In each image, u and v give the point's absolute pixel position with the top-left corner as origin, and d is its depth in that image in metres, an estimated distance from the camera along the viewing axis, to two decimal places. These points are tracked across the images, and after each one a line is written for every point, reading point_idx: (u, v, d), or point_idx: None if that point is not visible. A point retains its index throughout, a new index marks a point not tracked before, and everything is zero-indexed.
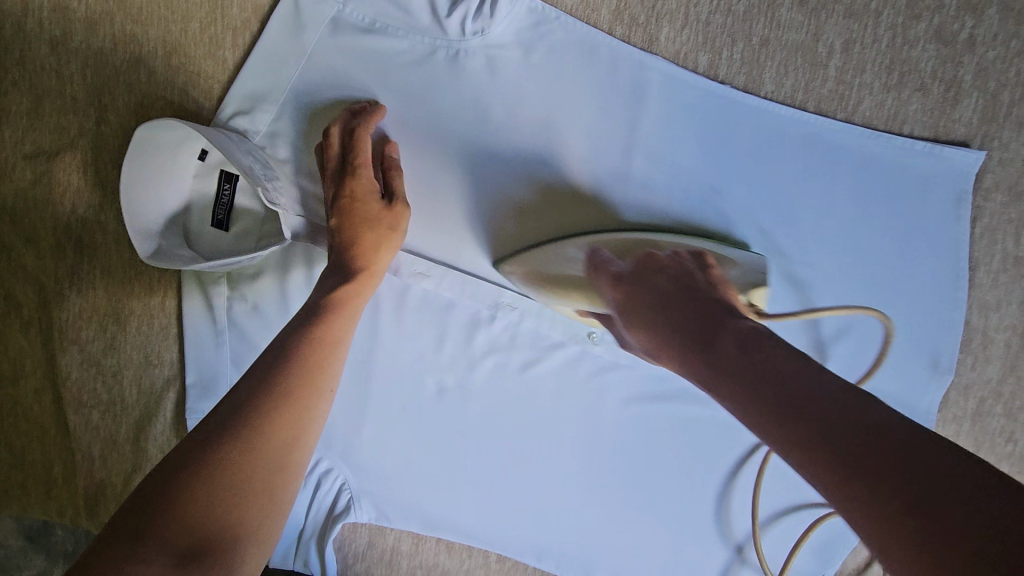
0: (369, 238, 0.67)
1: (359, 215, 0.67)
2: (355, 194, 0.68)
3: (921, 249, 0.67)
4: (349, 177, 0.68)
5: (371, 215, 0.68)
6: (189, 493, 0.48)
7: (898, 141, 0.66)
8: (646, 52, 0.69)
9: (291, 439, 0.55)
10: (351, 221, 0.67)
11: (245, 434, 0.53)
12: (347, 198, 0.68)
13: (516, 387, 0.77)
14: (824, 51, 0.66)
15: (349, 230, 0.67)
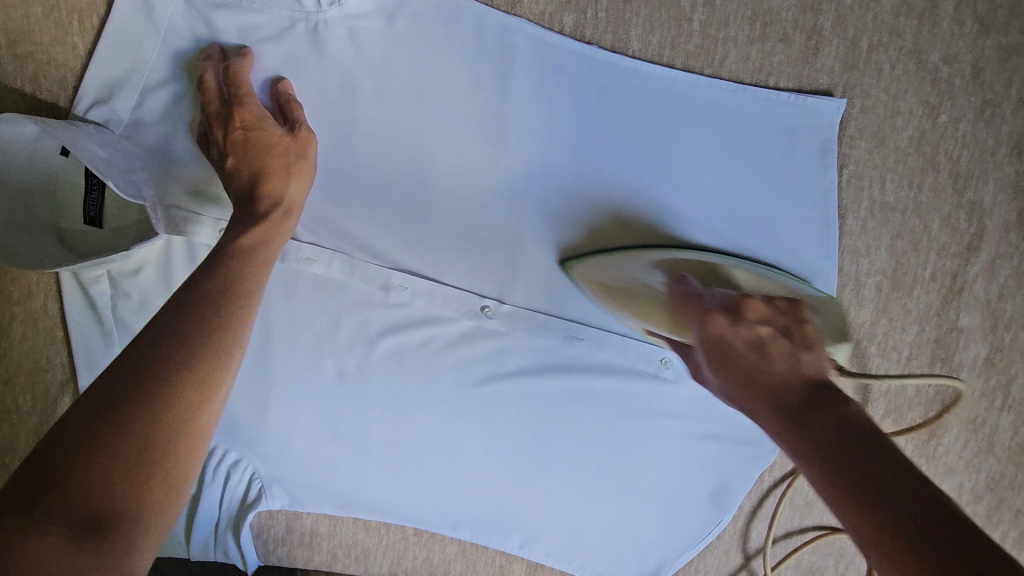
0: (271, 166, 0.65)
1: (251, 147, 0.65)
2: (245, 130, 0.65)
3: (796, 201, 0.68)
4: (247, 118, 0.66)
5: (264, 143, 0.65)
6: (85, 463, 0.43)
7: (764, 93, 0.66)
8: (510, 15, 0.67)
9: (201, 400, 0.50)
10: (246, 158, 0.65)
11: (145, 399, 0.47)
12: (250, 138, 0.65)
13: (416, 365, 0.76)
14: (686, 6, 0.66)
15: (248, 167, 0.65)
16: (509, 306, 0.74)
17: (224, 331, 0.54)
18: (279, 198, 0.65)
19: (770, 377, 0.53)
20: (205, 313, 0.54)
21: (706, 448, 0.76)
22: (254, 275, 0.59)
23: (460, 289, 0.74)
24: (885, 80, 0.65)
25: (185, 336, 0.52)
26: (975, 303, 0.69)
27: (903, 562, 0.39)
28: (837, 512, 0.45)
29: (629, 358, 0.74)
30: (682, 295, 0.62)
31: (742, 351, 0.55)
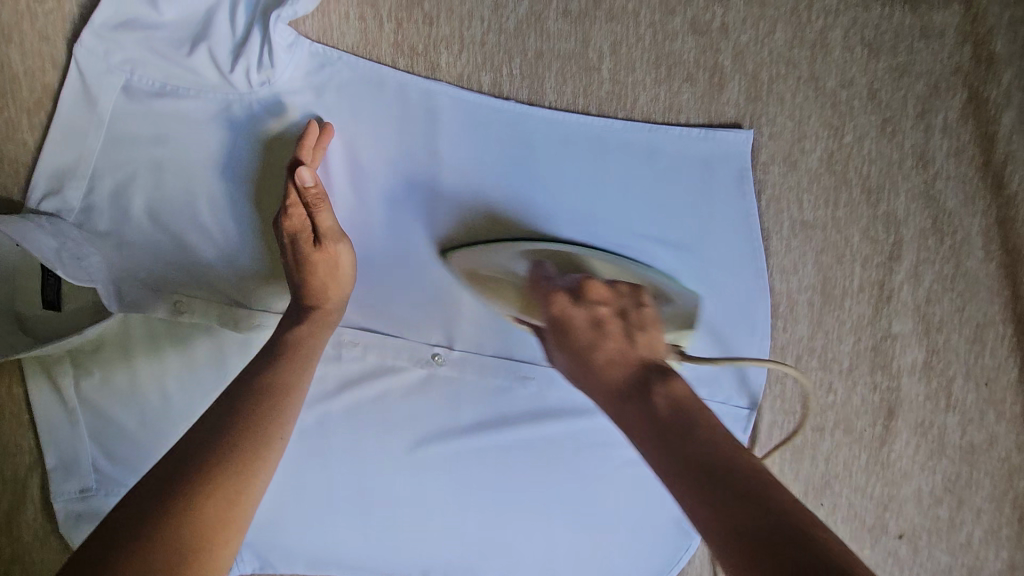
0: (315, 278, 0.69)
1: (304, 259, 0.69)
2: (294, 243, 0.69)
3: (719, 226, 0.70)
4: (291, 215, 0.68)
5: (314, 252, 0.69)
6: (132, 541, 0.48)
7: (676, 128, 0.69)
8: (430, 79, 0.71)
9: (236, 484, 0.55)
10: (300, 271, 0.69)
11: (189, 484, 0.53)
12: (293, 236, 0.69)
13: (374, 417, 0.78)
14: (594, 55, 0.70)
15: (300, 279, 0.69)
16: (459, 351, 0.77)
17: (268, 419, 0.60)
18: (319, 308, 0.70)
19: (621, 372, 0.60)
20: (258, 405, 0.61)
21: (665, 475, 0.78)
22: (295, 367, 0.65)
23: (409, 339, 0.77)
24: (789, 108, 0.69)
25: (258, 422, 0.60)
26: (905, 309, 0.71)
27: (738, 520, 0.46)
28: (683, 502, 0.50)
29: (579, 392, 0.76)
30: (535, 278, 0.68)
31: (581, 330, 0.63)
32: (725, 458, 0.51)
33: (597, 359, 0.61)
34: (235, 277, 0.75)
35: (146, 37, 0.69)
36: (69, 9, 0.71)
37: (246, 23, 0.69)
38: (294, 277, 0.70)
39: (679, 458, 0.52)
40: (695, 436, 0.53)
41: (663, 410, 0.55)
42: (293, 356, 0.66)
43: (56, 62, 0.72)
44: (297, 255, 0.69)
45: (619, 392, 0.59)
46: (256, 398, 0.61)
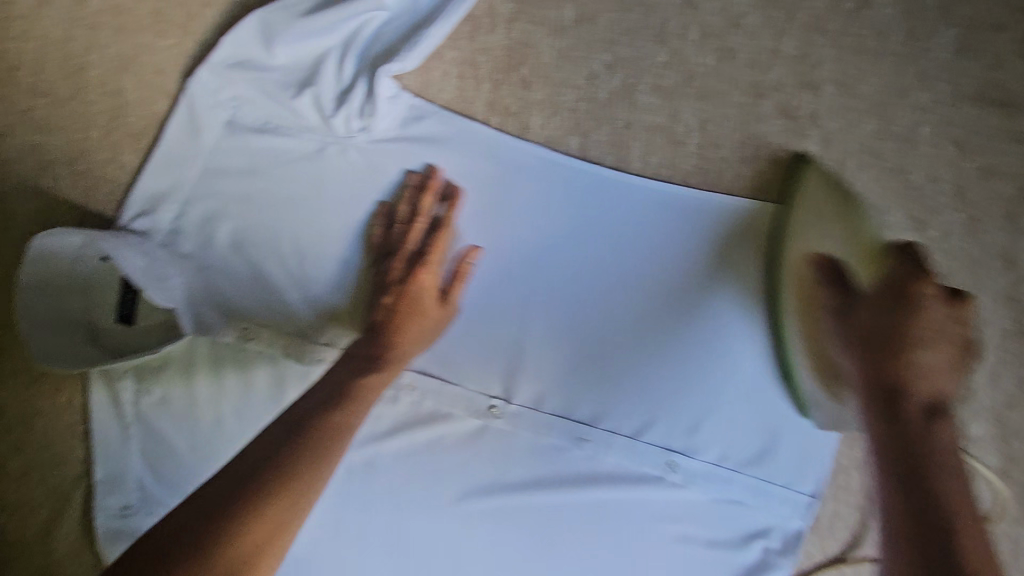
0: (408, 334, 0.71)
1: (413, 309, 0.71)
2: (406, 292, 0.71)
3: (794, 306, 0.70)
4: (416, 261, 0.72)
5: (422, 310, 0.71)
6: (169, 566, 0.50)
7: (757, 205, 0.71)
8: (521, 138, 0.73)
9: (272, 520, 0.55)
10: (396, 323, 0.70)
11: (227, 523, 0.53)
12: (408, 279, 0.71)
13: (422, 463, 0.77)
14: (682, 131, 0.72)
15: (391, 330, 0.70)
16: (516, 406, 0.75)
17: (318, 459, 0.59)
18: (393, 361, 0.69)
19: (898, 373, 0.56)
20: (308, 442, 0.60)
21: (718, 563, 0.72)
22: (354, 409, 0.65)
23: (468, 389, 0.76)
24: (873, 198, 0.69)
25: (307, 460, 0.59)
26: (983, 410, 0.69)
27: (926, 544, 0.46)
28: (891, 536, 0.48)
29: (635, 462, 0.74)
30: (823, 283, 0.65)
31: (926, 327, 0.58)
32: (947, 485, 0.49)
33: (917, 361, 0.57)
34: (309, 310, 0.77)
35: (257, 79, 0.74)
36: (186, 45, 0.76)
37: (353, 73, 0.73)
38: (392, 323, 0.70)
39: (899, 435, 0.52)
40: (933, 467, 0.50)
41: (924, 426, 0.53)
42: (348, 400, 0.65)
43: (168, 92, 0.76)
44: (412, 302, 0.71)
45: (879, 387, 0.56)
46: (309, 439, 0.60)
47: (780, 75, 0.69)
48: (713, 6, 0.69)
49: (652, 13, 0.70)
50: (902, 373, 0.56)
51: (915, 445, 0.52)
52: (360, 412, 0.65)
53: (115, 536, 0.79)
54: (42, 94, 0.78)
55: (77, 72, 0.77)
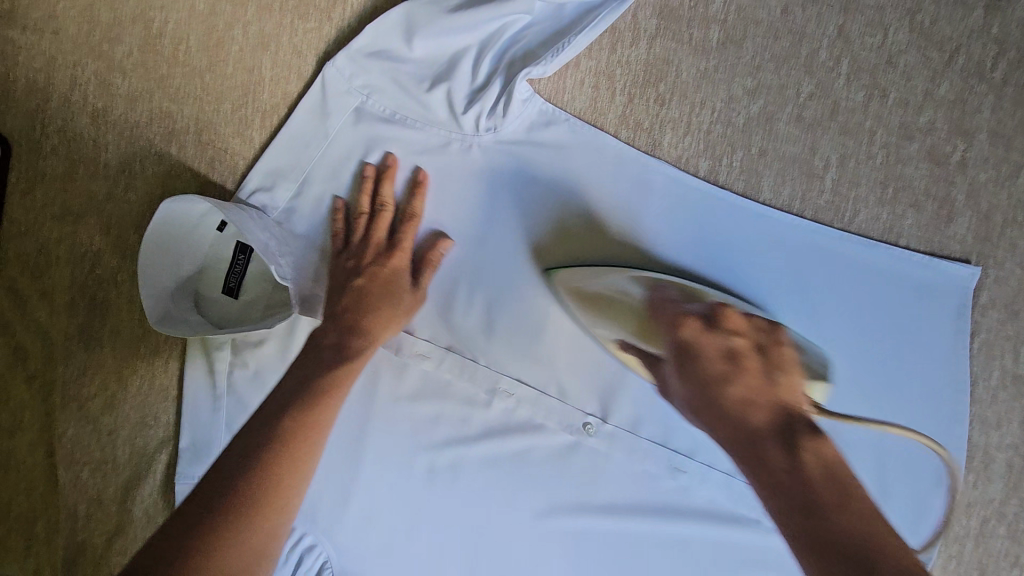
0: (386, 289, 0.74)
1: None
2: None
3: (920, 362, 0.68)
4: None
5: (395, 270, 0.75)
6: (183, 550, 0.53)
7: (894, 251, 0.68)
8: (650, 155, 0.72)
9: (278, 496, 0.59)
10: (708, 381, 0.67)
11: (239, 502, 0.57)
12: None
13: (508, 473, 0.76)
14: (820, 164, 0.69)
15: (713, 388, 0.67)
16: (612, 426, 0.74)
17: (308, 442, 0.64)
18: (410, 312, 0.75)
19: (738, 414, 0.64)
20: (291, 436, 0.63)
21: None
22: (323, 404, 0.67)
23: (564, 404, 0.75)
24: (1019, 256, 0.66)
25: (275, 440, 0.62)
26: None
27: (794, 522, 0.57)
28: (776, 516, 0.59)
29: (729, 501, 0.72)
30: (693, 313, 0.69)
31: (712, 361, 0.67)
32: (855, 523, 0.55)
33: (734, 398, 0.65)
34: (411, 305, 0.76)
35: (393, 69, 0.74)
36: (326, 30, 0.77)
37: (489, 73, 0.73)
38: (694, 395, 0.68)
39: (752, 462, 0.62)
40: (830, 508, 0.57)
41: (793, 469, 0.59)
42: (323, 391, 0.68)
43: (302, 74, 0.78)
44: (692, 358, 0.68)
45: (739, 431, 0.64)
46: (274, 436, 0.62)
47: (933, 118, 0.67)
48: (869, 40, 0.67)
49: (803, 42, 0.69)
50: (741, 414, 0.64)
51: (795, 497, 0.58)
52: (330, 407, 0.67)
53: None
54: (181, 64, 0.80)
55: (217, 45, 0.79)
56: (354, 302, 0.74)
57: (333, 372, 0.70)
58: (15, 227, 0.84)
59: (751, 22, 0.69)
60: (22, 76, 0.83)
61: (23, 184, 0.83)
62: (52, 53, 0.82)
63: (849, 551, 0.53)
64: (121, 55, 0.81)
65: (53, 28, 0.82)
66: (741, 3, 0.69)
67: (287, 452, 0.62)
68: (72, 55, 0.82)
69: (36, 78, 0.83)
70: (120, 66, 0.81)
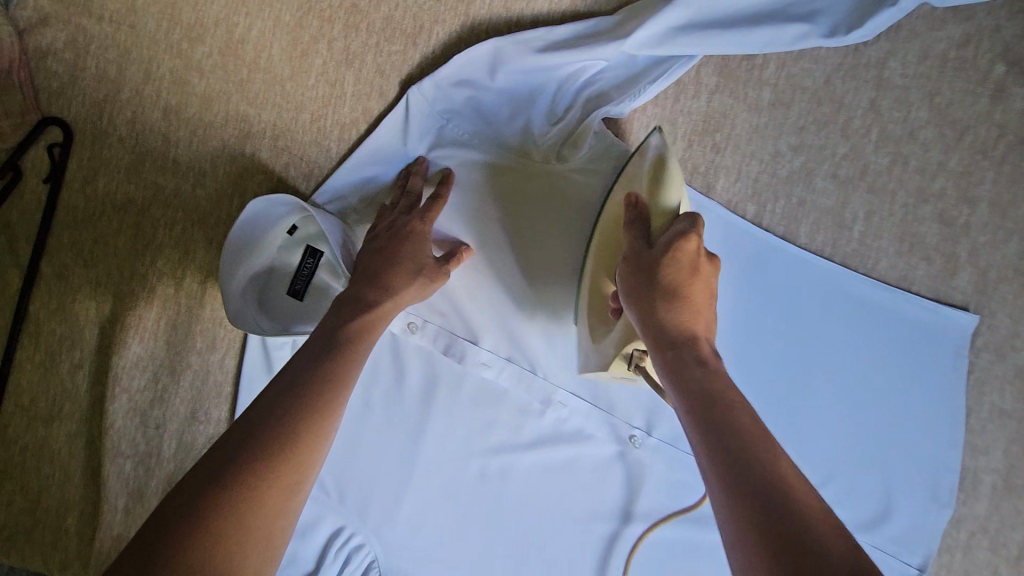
0: (416, 251, 0.73)
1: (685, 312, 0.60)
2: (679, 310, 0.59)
3: (924, 399, 0.78)
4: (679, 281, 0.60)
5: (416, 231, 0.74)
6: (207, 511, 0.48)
7: (907, 297, 0.79)
8: (704, 196, 0.80)
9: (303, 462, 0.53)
10: (668, 293, 0.59)
11: (270, 451, 0.53)
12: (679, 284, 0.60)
13: (555, 477, 0.81)
14: (849, 217, 0.79)
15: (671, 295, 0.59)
16: (654, 439, 0.81)
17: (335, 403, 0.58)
18: (427, 276, 0.72)
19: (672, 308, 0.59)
20: (314, 393, 0.57)
21: None
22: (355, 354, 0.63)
23: (611, 417, 0.81)
24: (1009, 307, 0.78)
25: (309, 379, 0.59)
26: None
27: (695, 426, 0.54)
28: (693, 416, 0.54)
29: None
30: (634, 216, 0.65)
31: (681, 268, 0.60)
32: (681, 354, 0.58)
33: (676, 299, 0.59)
34: (472, 316, 0.82)
35: (475, 99, 0.81)
36: (411, 54, 0.82)
37: (564, 108, 0.81)
38: (630, 284, 0.61)
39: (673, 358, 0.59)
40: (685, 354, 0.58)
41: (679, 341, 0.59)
42: (349, 344, 0.63)
43: (384, 93, 0.83)
44: (686, 341, 0.58)
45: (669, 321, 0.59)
46: (305, 386, 0.58)
47: (944, 185, 0.78)
48: (896, 114, 0.79)
49: (841, 110, 0.79)
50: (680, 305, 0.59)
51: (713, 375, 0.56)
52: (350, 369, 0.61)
53: None
54: (262, 70, 0.83)
55: (301, 56, 0.83)
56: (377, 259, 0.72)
57: (348, 330, 0.64)
58: (71, 215, 0.83)
59: (798, 88, 0.79)
60: (92, 65, 0.83)
61: (84, 172, 0.83)
62: (127, 46, 0.83)
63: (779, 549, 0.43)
64: (201, 55, 0.83)
65: (130, 21, 0.83)
66: (791, 71, 0.79)
67: (314, 415, 0.56)
68: (149, 50, 0.83)
69: (107, 68, 0.83)
70: (199, 65, 0.83)
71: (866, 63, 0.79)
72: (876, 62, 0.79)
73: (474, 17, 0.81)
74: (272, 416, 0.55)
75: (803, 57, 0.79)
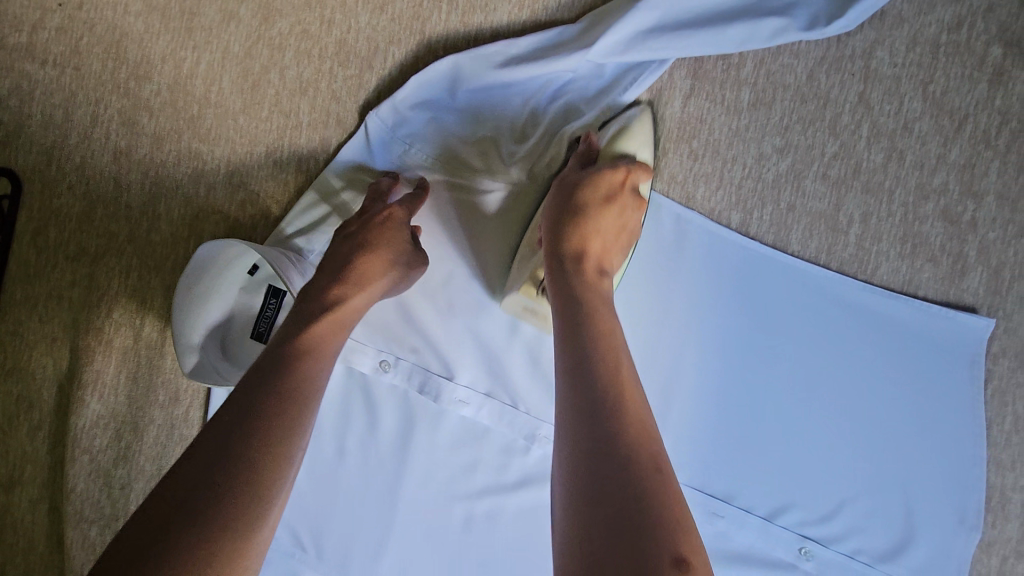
0: (394, 245, 0.67)
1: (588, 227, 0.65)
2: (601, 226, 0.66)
3: (940, 413, 0.72)
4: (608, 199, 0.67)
5: (391, 221, 0.69)
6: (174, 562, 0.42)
7: (914, 304, 0.72)
8: (685, 207, 0.75)
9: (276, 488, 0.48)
10: (574, 210, 0.66)
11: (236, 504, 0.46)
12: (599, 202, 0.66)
13: (545, 519, 0.75)
14: (844, 220, 0.73)
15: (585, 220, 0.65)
16: None
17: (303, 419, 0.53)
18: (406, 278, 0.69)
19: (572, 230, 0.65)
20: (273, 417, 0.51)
21: None
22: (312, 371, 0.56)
23: None
24: None
25: (267, 404, 0.51)
26: None
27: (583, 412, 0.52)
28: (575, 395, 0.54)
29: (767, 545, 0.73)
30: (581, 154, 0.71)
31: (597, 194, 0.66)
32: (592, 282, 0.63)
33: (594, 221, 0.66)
34: (447, 350, 0.77)
35: (436, 122, 0.77)
36: (367, 78, 0.78)
37: (531, 125, 0.76)
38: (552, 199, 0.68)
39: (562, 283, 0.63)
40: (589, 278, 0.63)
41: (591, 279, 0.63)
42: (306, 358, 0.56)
43: (340, 120, 0.78)
44: (576, 256, 0.64)
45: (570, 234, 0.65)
46: (259, 416, 0.50)
47: (945, 179, 0.72)
48: (887, 107, 0.73)
49: (827, 107, 0.73)
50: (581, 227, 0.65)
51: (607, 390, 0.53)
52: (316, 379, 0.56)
53: None
54: (213, 104, 0.79)
55: (252, 88, 0.79)
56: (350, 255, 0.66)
57: (311, 337, 0.58)
58: (24, 269, 0.80)
59: (780, 86, 0.74)
60: (38, 111, 0.80)
61: (34, 223, 0.80)
62: (73, 89, 0.80)
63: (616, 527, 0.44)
64: (149, 94, 0.80)
65: (74, 63, 0.80)
66: (770, 69, 0.74)
67: (280, 439, 0.50)
68: (95, 91, 0.80)
69: (53, 114, 0.80)
70: (147, 104, 0.79)
71: (851, 54, 0.73)
72: (862, 52, 0.73)
73: (430, 34, 0.77)
74: (235, 446, 0.48)
75: (782, 52, 0.74)
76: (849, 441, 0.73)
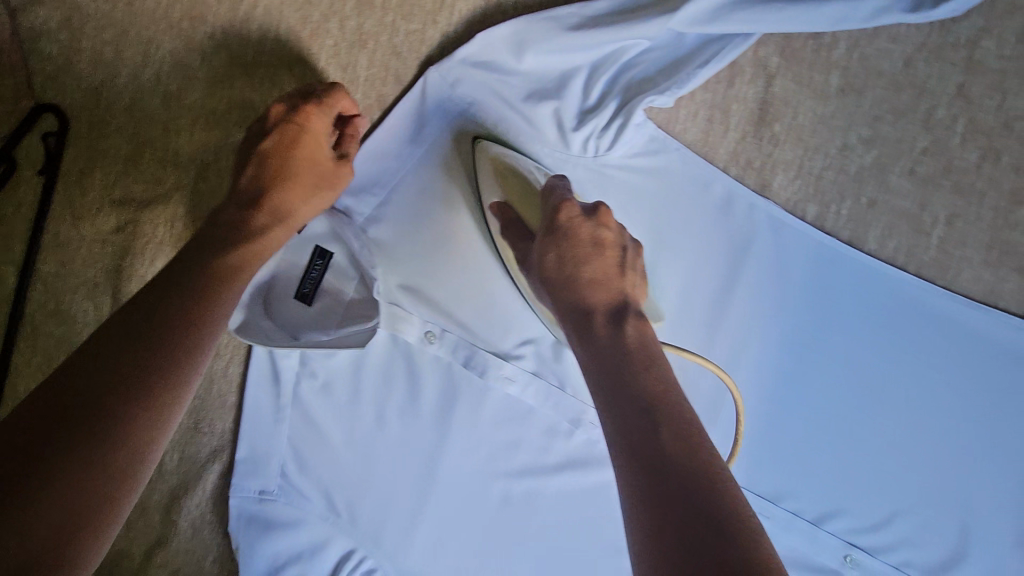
0: (298, 195, 0.65)
1: None
2: None
3: (1008, 430, 0.69)
4: None
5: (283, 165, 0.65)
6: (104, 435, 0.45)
7: (993, 314, 0.68)
8: (759, 194, 0.71)
9: (147, 442, 0.47)
10: None
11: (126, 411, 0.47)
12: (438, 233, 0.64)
13: (583, 503, 0.74)
14: (928, 221, 0.69)
15: None
16: None
17: (184, 372, 0.50)
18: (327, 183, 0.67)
19: None
20: (179, 334, 0.51)
21: None
22: (219, 293, 0.55)
23: None
24: None
25: (182, 312, 0.52)
26: None
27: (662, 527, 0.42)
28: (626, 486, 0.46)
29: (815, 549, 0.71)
30: None
31: None
32: None
33: None
34: (495, 321, 0.75)
35: (499, 81, 0.72)
36: (431, 34, 0.74)
37: (601, 93, 0.71)
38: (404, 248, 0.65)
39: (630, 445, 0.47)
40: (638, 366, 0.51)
41: (608, 339, 0.54)
42: (230, 274, 0.57)
43: (399, 78, 0.75)
44: (589, 311, 0.56)
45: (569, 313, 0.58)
46: (172, 319, 0.52)
47: None
48: (990, 102, 0.67)
49: (922, 97, 0.68)
50: None
51: (641, 443, 0.46)
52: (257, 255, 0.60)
53: (250, 520, 0.76)
54: (269, 52, 0.76)
55: (310, 37, 0.75)
56: (279, 157, 0.65)
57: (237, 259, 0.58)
58: (67, 209, 0.78)
59: (873, 72, 0.69)
60: (88, 47, 0.77)
61: (81, 164, 0.78)
62: (124, 26, 0.77)
63: (710, 540, 0.40)
64: (203, 36, 0.76)
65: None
66: (865, 52, 0.69)
67: (185, 355, 0.51)
68: (147, 31, 0.76)
69: (104, 51, 0.77)
70: (201, 48, 0.76)
71: (955, 42, 0.68)
72: (966, 41, 0.67)
73: None
74: (150, 354, 0.49)
75: (879, 35, 0.69)
76: (909, 454, 0.70)
